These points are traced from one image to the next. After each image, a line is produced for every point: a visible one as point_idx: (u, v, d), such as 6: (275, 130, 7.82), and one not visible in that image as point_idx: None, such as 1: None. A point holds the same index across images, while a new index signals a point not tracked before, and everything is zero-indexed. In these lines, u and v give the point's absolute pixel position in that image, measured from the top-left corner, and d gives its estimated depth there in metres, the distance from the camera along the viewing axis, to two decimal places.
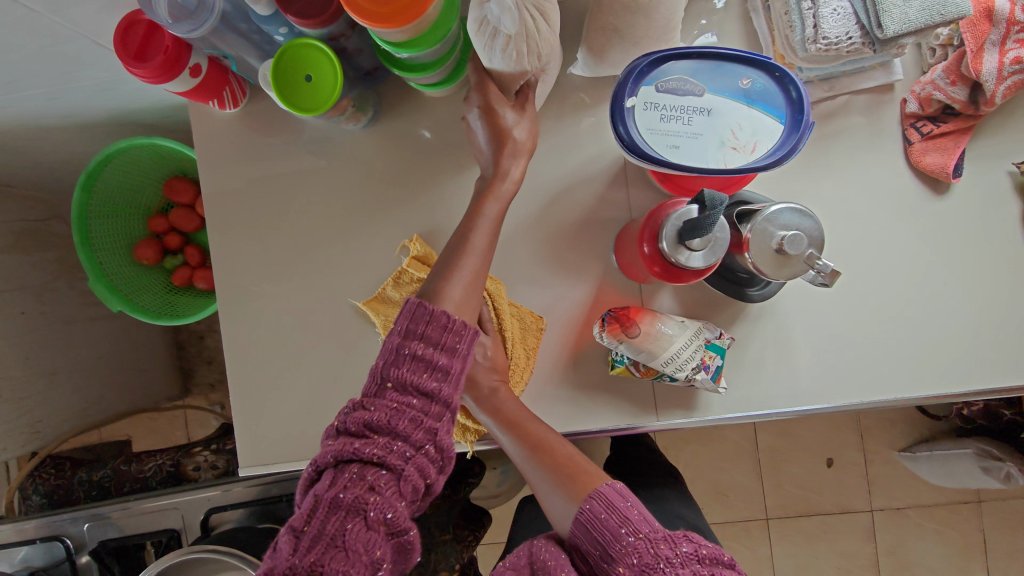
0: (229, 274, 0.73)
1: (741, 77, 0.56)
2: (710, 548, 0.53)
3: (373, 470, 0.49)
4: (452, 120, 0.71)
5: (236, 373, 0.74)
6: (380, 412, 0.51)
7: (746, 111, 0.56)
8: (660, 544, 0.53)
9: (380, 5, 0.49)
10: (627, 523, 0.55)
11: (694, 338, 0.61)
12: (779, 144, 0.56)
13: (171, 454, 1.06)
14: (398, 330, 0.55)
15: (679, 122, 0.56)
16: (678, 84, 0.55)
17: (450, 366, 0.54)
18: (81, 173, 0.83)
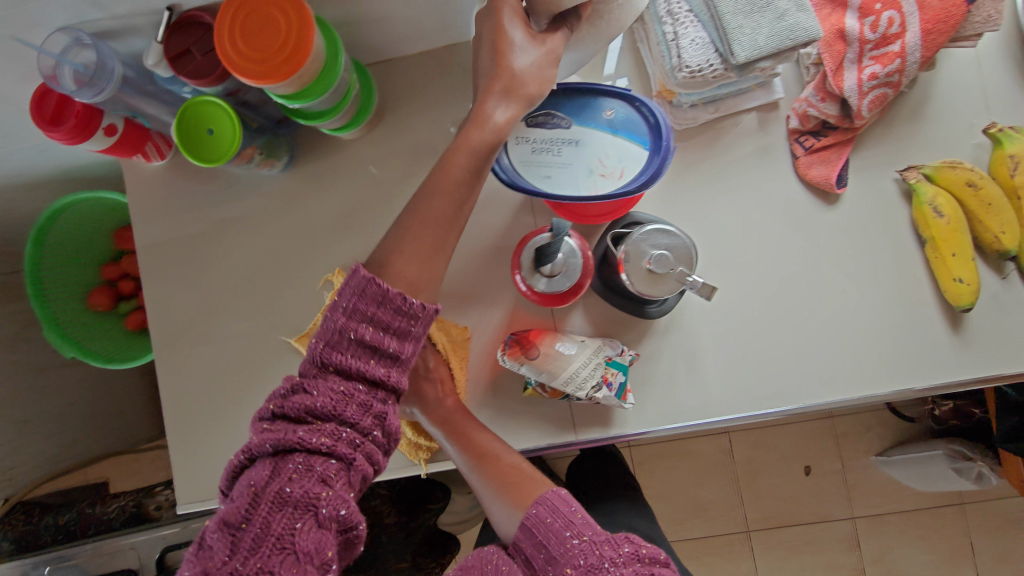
0: (164, 317, 0.76)
1: (605, 109, 0.60)
2: (649, 549, 0.54)
3: (321, 460, 0.46)
4: (368, 160, 0.75)
5: (174, 413, 0.76)
6: (324, 398, 0.47)
7: (610, 139, 0.60)
8: (604, 546, 0.54)
9: (260, 58, 0.52)
10: (571, 526, 0.56)
11: (593, 356, 0.63)
12: (643, 169, 0.59)
13: (132, 495, 1.16)
14: (343, 309, 0.50)
15: (549, 153, 0.60)
16: (545, 119, 0.60)
17: (400, 351, 0.51)
18: (31, 228, 0.88)
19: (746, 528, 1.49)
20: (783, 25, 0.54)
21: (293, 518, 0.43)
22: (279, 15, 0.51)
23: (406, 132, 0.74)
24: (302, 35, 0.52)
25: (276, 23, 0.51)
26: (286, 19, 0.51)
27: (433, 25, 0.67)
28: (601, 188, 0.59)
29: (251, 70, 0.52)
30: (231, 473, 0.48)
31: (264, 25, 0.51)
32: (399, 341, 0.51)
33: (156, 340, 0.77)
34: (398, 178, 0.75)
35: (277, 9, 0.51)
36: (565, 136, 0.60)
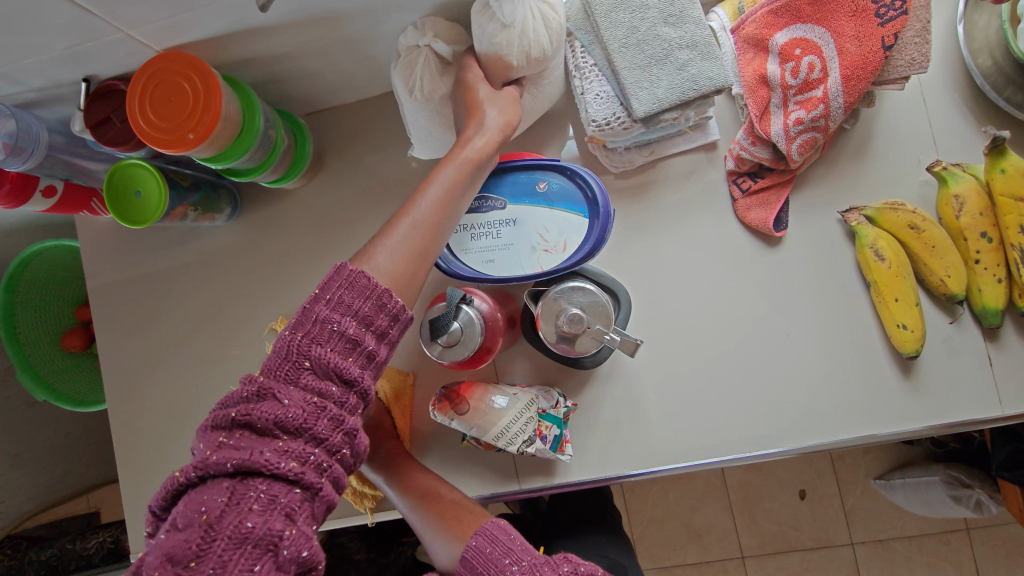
0: (117, 366, 0.78)
1: (537, 181, 0.53)
2: (588, 566, 0.52)
3: (286, 489, 0.39)
4: (310, 208, 0.75)
5: (129, 461, 0.77)
6: (296, 408, 0.40)
7: (548, 214, 0.53)
8: (543, 567, 0.52)
9: (170, 119, 0.53)
10: (510, 553, 0.55)
11: (525, 410, 0.62)
12: (586, 239, 0.52)
13: (111, 531, 1.18)
14: (325, 300, 0.44)
15: (487, 238, 0.54)
16: (477, 204, 0.54)
17: (378, 352, 0.46)
18: (2, 277, 0.91)
19: (741, 554, 1.43)
20: (683, 76, 0.53)
21: (250, 562, 0.36)
22: (183, 83, 0.52)
23: (347, 179, 0.74)
24: (210, 100, 0.52)
25: (183, 91, 0.52)
26: (192, 87, 0.52)
27: (363, 75, 0.67)
28: (546, 268, 0.52)
29: (170, 142, 0.53)
30: (176, 490, 0.40)
31: (173, 95, 0.52)
32: (379, 337, 0.46)
33: (111, 389, 0.78)
34: (340, 225, 0.74)
35: (182, 77, 0.52)
36: (501, 217, 0.54)
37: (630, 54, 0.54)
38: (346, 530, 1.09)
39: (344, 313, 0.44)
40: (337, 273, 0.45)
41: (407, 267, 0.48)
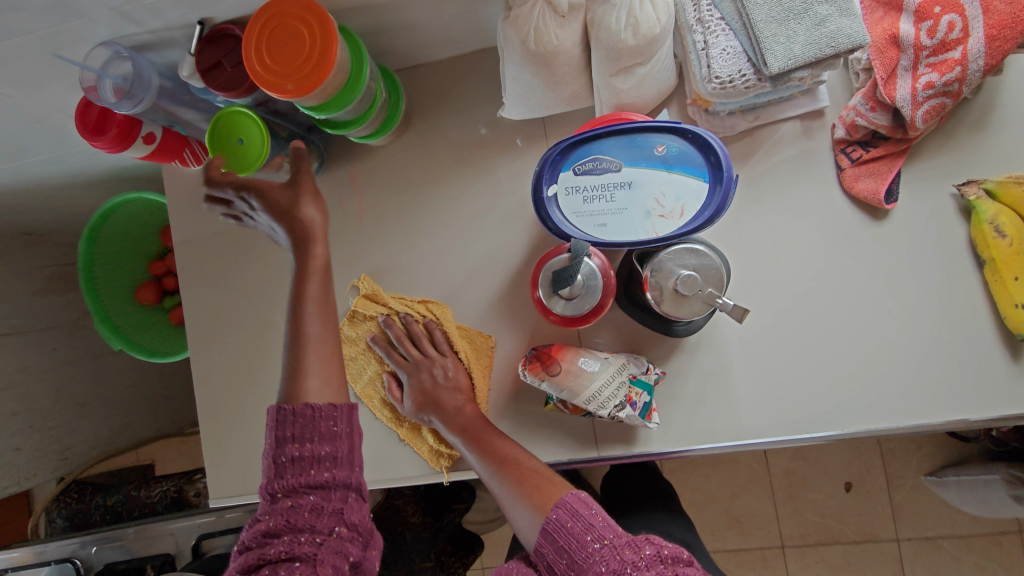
0: (200, 316, 0.79)
1: (655, 145, 0.52)
2: (671, 549, 0.52)
3: (285, 568, 0.48)
4: (396, 166, 0.75)
5: (208, 409, 0.79)
6: (274, 520, 0.50)
7: (666, 177, 0.52)
8: (625, 549, 0.52)
9: (286, 66, 0.52)
10: (592, 530, 0.54)
11: (617, 374, 0.61)
12: (705, 205, 0.51)
13: (175, 481, 1.15)
14: (270, 442, 0.53)
15: (601, 201, 0.53)
16: (593, 165, 0.53)
17: (338, 450, 0.53)
18: (85, 226, 0.92)
19: (781, 543, 1.41)
20: (822, 32, 0.51)
21: None
22: (302, 28, 0.52)
23: (435, 138, 0.74)
24: (328, 46, 0.52)
25: (302, 37, 0.52)
26: (311, 32, 0.52)
27: (463, 31, 0.67)
28: (662, 234, 0.51)
29: (289, 85, 0.52)
30: None
31: (292, 39, 0.52)
32: (332, 439, 0.53)
33: (193, 338, 0.79)
34: (426, 184, 0.74)
35: (301, 21, 0.52)
36: (616, 180, 0.53)
37: (766, 7, 0.53)
38: (400, 493, 1.11)
39: (293, 439, 0.53)
40: (274, 413, 0.53)
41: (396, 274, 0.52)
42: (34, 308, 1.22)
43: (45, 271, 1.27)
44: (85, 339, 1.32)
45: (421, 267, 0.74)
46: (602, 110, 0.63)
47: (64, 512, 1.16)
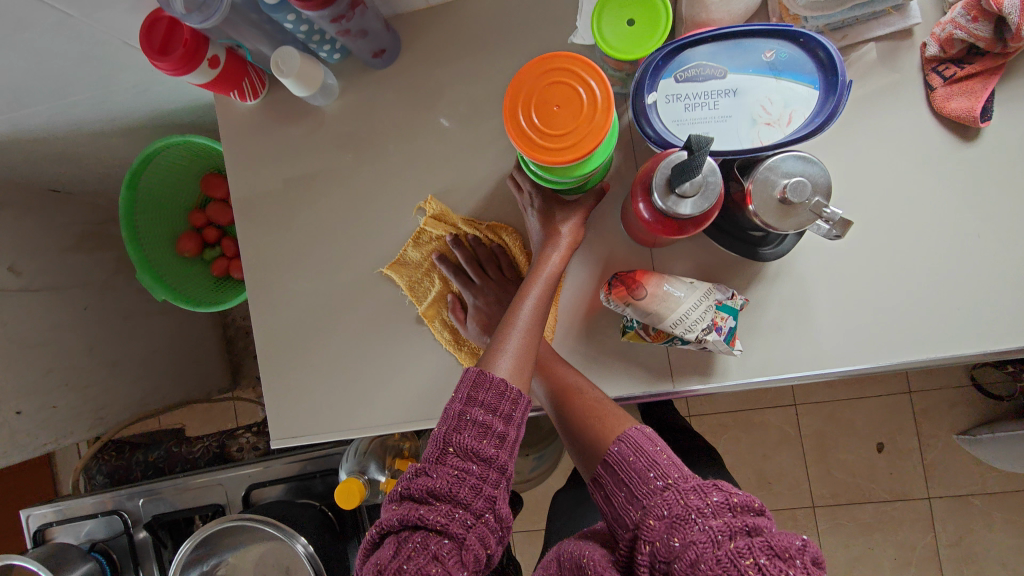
0: (257, 255, 0.78)
1: (763, 49, 0.50)
2: (742, 497, 0.49)
3: (435, 539, 0.47)
4: (461, 97, 0.72)
5: (269, 348, 0.78)
6: (442, 480, 0.49)
7: (774, 85, 0.50)
8: (691, 495, 0.50)
9: (541, 127, 0.50)
10: (655, 467, 0.54)
11: (704, 299, 0.60)
12: (815, 112, 0.50)
13: (216, 436, 1.12)
14: (459, 397, 0.54)
15: (704, 109, 0.51)
16: (696, 72, 0.51)
17: (508, 433, 0.53)
18: (125, 173, 0.89)
19: (812, 503, 1.41)
20: None
21: None
22: (579, 91, 0.50)
23: (503, 67, 0.71)
24: (596, 131, 0.49)
25: (575, 100, 0.50)
26: (587, 104, 0.50)
27: None
28: (767, 143, 0.50)
29: (533, 150, 0.51)
30: (362, 553, 0.51)
31: (566, 102, 0.50)
32: (506, 420, 0.53)
33: (253, 277, 0.78)
34: (493, 114, 0.72)
35: (588, 104, 0.50)
36: (720, 87, 0.51)
37: None
38: None
39: (476, 403, 0.53)
40: (468, 374, 0.55)
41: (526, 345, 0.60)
42: (65, 266, 1.21)
43: (74, 229, 1.26)
44: (115, 299, 1.33)
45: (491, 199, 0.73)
46: (686, 27, 0.61)
47: (105, 470, 1.14)
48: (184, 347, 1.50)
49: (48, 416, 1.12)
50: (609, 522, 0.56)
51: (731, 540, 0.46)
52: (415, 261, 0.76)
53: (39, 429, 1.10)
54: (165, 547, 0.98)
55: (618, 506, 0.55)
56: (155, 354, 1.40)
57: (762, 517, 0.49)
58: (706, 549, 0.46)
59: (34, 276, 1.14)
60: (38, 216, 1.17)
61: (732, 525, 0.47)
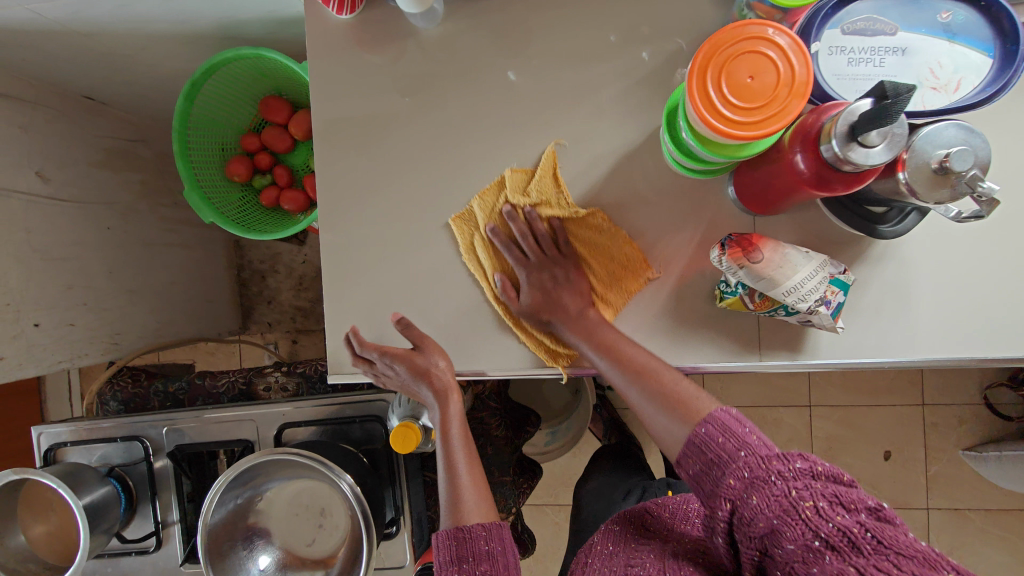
0: (333, 182, 0.74)
1: (940, 10, 0.50)
2: (828, 466, 0.47)
3: None
4: (572, 38, 0.69)
5: (339, 276, 0.75)
6: None
7: (946, 47, 0.50)
8: (774, 461, 0.48)
9: (725, 93, 0.46)
10: (745, 446, 0.50)
11: (819, 270, 0.58)
12: (987, 80, 0.50)
13: (243, 372, 1.07)
14: (442, 564, 0.62)
15: (869, 65, 0.50)
16: (866, 25, 0.50)
17: (491, 550, 0.61)
18: (184, 83, 0.83)
19: None
20: None
21: None
22: (778, 65, 0.45)
23: (620, 11, 0.68)
24: (784, 116, 0.45)
25: (772, 74, 0.45)
26: (785, 82, 0.45)
27: None
28: (932, 107, 0.50)
29: (711, 117, 0.46)
30: None
31: (760, 74, 0.45)
32: (486, 541, 0.62)
33: (327, 202, 0.75)
34: (604, 59, 0.69)
35: (781, 80, 0.45)
36: (889, 44, 0.50)
37: None
38: (484, 406, 1.04)
39: (458, 558, 0.61)
40: (437, 540, 0.63)
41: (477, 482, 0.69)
42: (92, 180, 1.14)
43: (103, 143, 1.18)
44: (137, 224, 1.26)
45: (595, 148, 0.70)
46: None
47: (120, 396, 1.09)
48: (199, 283, 1.45)
49: (65, 333, 1.06)
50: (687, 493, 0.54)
51: (828, 516, 0.43)
52: (512, 189, 0.71)
53: (56, 346, 1.04)
54: (185, 477, 0.95)
55: (698, 484, 0.53)
56: (172, 286, 1.34)
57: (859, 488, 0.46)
58: (801, 530, 0.43)
59: (61, 186, 1.07)
60: (66, 122, 1.09)
61: (828, 499, 0.44)
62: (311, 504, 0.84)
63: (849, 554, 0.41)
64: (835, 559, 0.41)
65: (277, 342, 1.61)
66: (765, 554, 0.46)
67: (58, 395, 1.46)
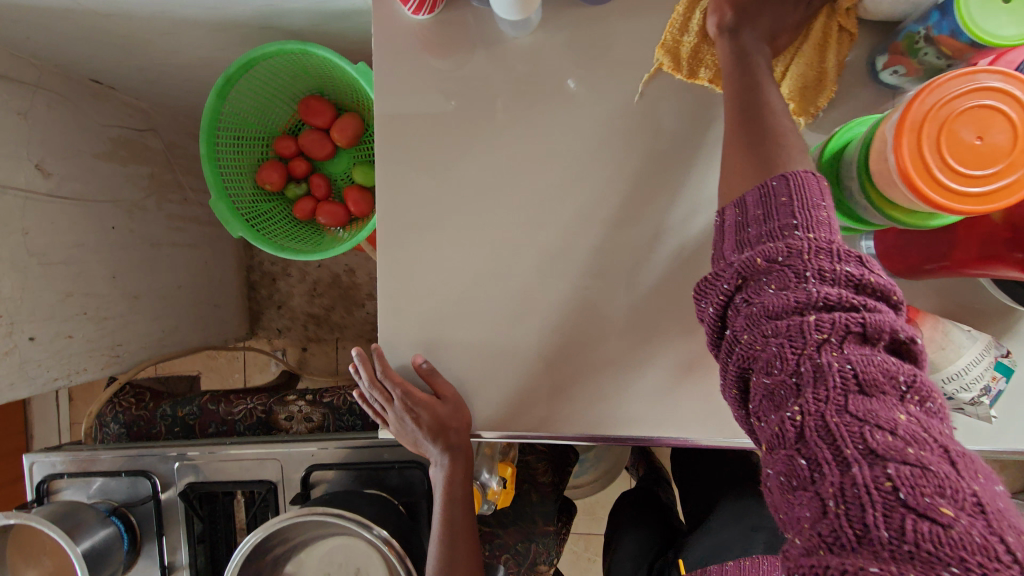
0: (394, 206, 0.64)
1: None
2: (879, 280, 0.35)
3: None
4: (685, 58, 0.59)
5: (396, 316, 0.65)
6: None
7: None
8: (821, 254, 0.36)
9: (941, 156, 0.37)
10: (799, 214, 0.38)
11: (985, 354, 0.49)
12: None
13: (262, 399, 0.97)
14: None
15: None
16: None
17: None
18: (219, 77, 0.72)
19: None
20: None
21: None
22: (1016, 123, 0.36)
23: None
24: (1015, 186, 0.37)
25: (1005, 134, 0.36)
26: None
27: None
28: None
29: (921, 180, 0.37)
30: None
31: (988, 134, 0.37)
32: None
33: (385, 230, 0.64)
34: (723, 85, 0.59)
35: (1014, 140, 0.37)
36: None
37: None
38: (529, 446, 0.96)
39: None
40: None
41: (469, 541, 0.70)
42: (97, 173, 1.03)
43: (109, 133, 1.06)
44: (144, 223, 1.14)
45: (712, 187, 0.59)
46: None
47: (121, 418, 0.98)
48: (206, 286, 1.33)
49: (62, 346, 0.95)
50: (712, 250, 0.44)
51: (831, 351, 0.33)
52: None
53: (52, 360, 0.93)
54: (197, 517, 0.85)
55: (727, 241, 0.42)
56: (177, 291, 1.23)
57: (902, 322, 0.34)
58: (789, 350, 0.34)
59: (63, 181, 0.95)
60: (70, 109, 0.97)
61: (850, 328, 0.34)
62: (345, 562, 0.73)
63: (827, 397, 0.32)
64: (808, 399, 0.33)
65: (286, 349, 1.50)
66: (741, 363, 0.37)
67: (45, 400, 1.34)
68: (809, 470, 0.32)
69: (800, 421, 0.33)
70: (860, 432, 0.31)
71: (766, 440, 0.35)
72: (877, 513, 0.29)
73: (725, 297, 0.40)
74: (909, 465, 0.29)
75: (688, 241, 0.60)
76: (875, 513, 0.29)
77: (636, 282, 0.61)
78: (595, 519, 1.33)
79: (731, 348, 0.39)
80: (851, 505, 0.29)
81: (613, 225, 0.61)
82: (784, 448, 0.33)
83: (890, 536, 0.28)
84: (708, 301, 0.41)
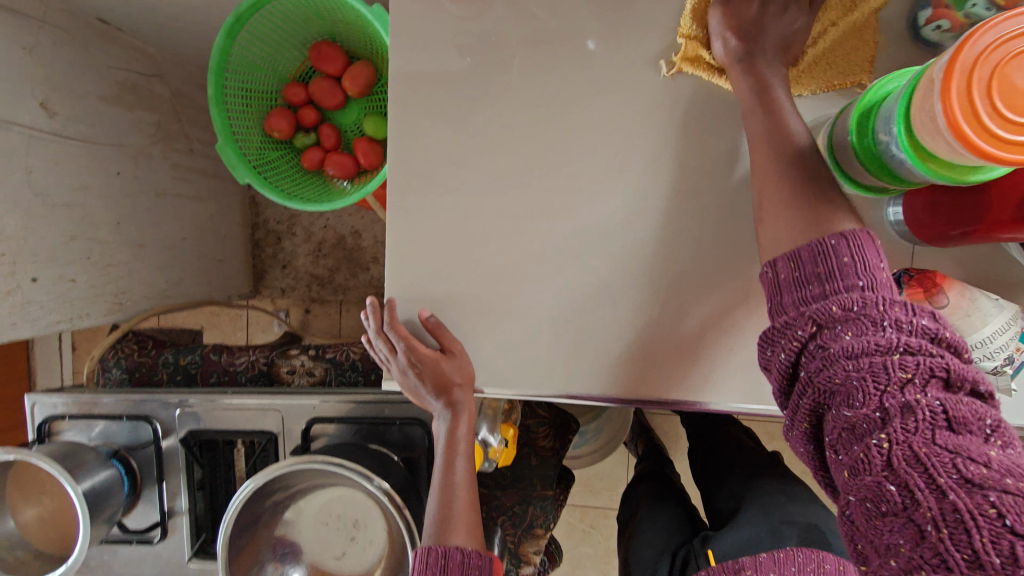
0: (404, 153, 0.62)
1: None
2: (953, 334, 0.37)
3: None
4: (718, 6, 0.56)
5: (404, 267, 0.64)
6: None
7: None
8: (893, 307, 0.38)
9: (993, 99, 0.35)
10: (867, 273, 0.40)
11: (1013, 324, 0.48)
12: None
13: (265, 351, 0.97)
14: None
15: None
16: None
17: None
18: (229, 14, 0.70)
19: None
20: None
21: None
22: None
23: None
24: None
25: None
26: None
27: None
28: None
29: (968, 126, 0.35)
30: None
31: None
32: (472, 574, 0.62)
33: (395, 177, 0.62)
34: None
35: None
36: None
37: None
38: (531, 411, 0.96)
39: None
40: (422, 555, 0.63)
41: (468, 501, 0.69)
42: (101, 117, 1.00)
43: (115, 76, 1.03)
44: (149, 171, 1.13)
45: (739, 145, 0.57)
46: None
47: (124, 364, 0.98)
48: (210, 240, 1.32)
49: (65, 290, 0.94)
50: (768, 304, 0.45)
51: (914, 390, 0.34)
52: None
53: (54, 303, 0.92)
54: (197, 464, 0.86)
55: (789, 295, 0.43)
56: (182, 243, 1.22)
57: (976, 374, 0.36)
58: (873, 388, 0.35)
59: (68, 122, 0.93)
60: (75, 46, 0.94)
61: (931, 371, 0.35)
62: (344, 515, 0.74)
63: (916, 428, 0.33)
64: (895, 430, 0.33)
65: (289, 309, 1.49)
66: (817, 400, 0.38)
67: (48, 346, 1.34)
68: (901, 495, 0.31)
69: (888, 449, 0.33)
70: (952, 461, 0.31)
71: (847, 473, 0.35)
72: (985, 538, 0.29)
73: (797, 344, 0.40)
74: (1009, 493, 0.29)
75: (709, 201, 0.58)
76: (981, 538, 0.29)
77: (653, 241, 0.59)
78: (592, 492, 1.33)
79: (803, 389, 0.39)
80: (956, 531, 0.29)
81: (633, 182, 0.58)
82: (871, 476, 0.33)
83: (1000, 560, 0.28)
84: (776, 349, 0.42)
